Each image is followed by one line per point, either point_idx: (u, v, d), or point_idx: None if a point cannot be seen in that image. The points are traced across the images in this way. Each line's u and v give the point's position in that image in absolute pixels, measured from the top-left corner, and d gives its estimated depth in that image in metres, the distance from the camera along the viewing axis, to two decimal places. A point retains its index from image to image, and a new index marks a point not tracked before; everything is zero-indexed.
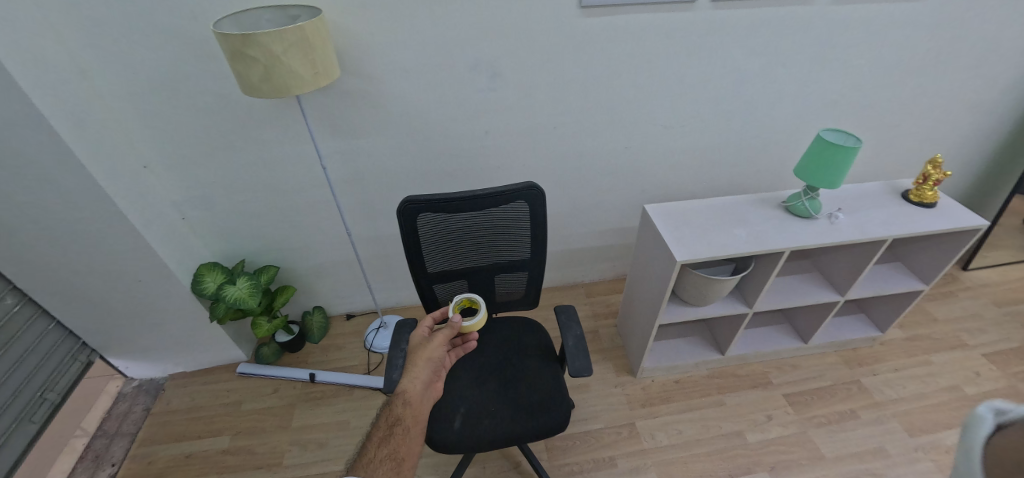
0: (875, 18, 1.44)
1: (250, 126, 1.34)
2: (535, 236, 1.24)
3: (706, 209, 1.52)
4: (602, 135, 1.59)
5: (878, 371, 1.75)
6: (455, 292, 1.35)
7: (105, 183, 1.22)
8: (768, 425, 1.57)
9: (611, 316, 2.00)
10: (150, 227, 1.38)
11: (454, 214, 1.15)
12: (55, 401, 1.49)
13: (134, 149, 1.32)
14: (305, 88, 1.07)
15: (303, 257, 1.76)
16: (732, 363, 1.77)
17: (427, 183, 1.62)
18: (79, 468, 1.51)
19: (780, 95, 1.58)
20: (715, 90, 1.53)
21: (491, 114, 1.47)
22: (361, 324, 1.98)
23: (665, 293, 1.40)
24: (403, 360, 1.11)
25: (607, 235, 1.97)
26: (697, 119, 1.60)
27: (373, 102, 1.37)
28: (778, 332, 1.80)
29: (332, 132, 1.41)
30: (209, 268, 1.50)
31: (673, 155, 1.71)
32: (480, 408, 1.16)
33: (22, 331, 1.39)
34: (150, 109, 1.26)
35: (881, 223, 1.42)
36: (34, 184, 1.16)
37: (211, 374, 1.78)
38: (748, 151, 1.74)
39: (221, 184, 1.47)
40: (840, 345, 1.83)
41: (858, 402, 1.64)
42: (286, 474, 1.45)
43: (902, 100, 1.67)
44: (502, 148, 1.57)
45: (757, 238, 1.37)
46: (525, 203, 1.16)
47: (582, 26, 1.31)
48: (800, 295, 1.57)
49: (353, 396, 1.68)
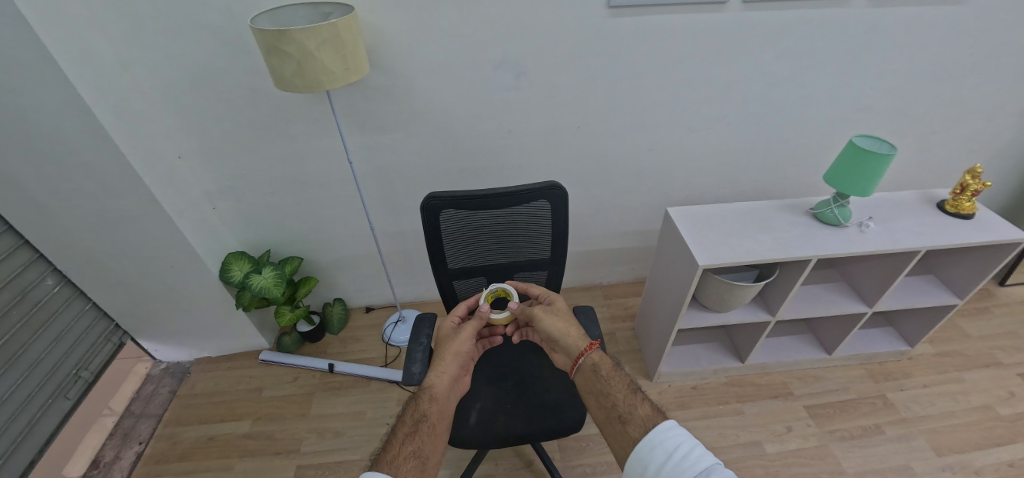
0: (915, 21, 1.39)
1: (280, 121, 1.38)
2: (556, 235, 1.24)
3: (730, 213, 1.50)
4: (625, 136, 1.58)
5: (906, 386, 1.70)
6: (475, 288, 1.36)
7: (142, 172, 1.27)
8: (788, 437, 1.54)
9: (628, 319, 1.99)
10: (184, 216, 1.43)
11: (476, 211, 1.16)
12: (89, 379, 1.54)
13: (169, 140, 1.37)
14: (335, 84, 1.09)
15: (326, 250, 1.79)
16: (751, 372, 1.73)
17: (449, 180, 1.64)
18: (108, 445, 1.57)
19: (811, 99, 1.54)
20: (744, 92, 1.50)
21: (515, 113, 1.47)
22: (379, 317, 2.01)
23: (686, 297, 1.38)
24: (421, 353, 1.10)
25: (627, 237, 1.96)
26: (724, 123, 1.58)
27: (399, 99, 1.39)
28: (800, 343, 1.76)
29: (358, 128, 1.44)
30: (236, 258, 1.55)
31: (697, 158, 1.68)
32: (496, 405, 1.16)
33: (60, 311, 1.45)
34: (186, 102, 1.31)
35: (914, 233, 1.37)
36: (78, 171, 1.22)
37: (234, 360, 1.83)
38: (776, 156, 1.71)
39: (251, 176, 1.51)
40: (865, 358, 1.77)
41: (883, 418, 1.59)
42: (303, 460, 1.48)
43: (941, 107, 1.61)
44: (524, 147, 1.57)
45: (783, 245, 1.34)
46: (546, 202, 1.17)
47: (610, 26, 1.30)
48: (825, 305, 1.53)
49: (369, 388, 1.71)
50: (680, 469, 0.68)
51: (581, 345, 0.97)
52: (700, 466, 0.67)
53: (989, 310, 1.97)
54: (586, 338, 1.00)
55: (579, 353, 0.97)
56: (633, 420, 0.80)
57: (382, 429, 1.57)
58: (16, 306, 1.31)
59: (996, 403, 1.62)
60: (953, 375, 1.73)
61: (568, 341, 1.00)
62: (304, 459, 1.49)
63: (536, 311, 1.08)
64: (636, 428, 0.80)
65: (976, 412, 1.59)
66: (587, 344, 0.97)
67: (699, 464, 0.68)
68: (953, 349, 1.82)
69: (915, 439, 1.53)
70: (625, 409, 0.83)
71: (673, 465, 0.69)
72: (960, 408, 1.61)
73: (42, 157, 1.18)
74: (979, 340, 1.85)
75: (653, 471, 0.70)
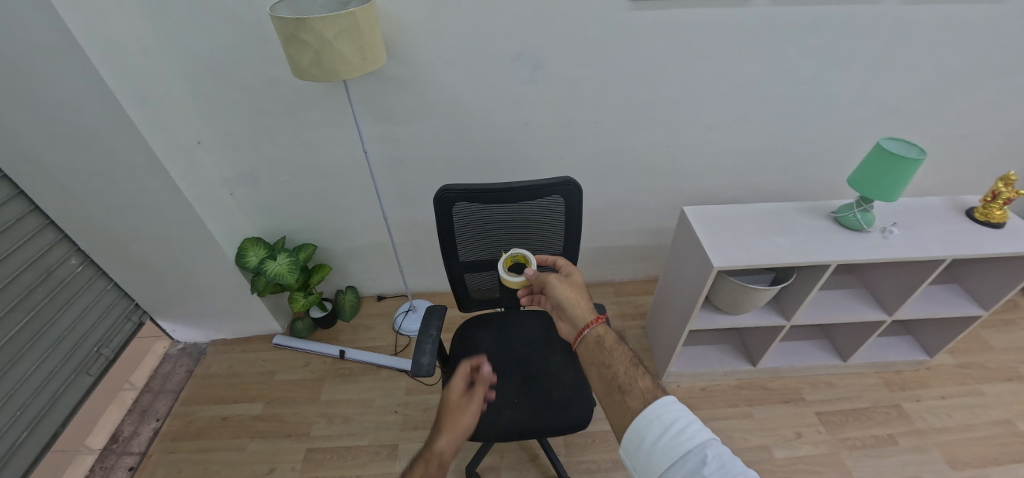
0: (953, 20, 1.32)
1: (297, 109, 1.39)
2: (569, 231, 1.23)
3: (748, 214, 1.47)
4: (642, 133, 1.56)
5: (922, 397, 1.66)
6: (486, 282, 1.36)
7: (163, 156, 1.29)
8: (797, 443, 1.52)
9: (638, 317, 1.97)
10: (202, 201, 1.45)
11: (490, 205, 1.16)
12: (109, 357, 1.59)
13: (189, 126, 1.38)
14: (352, 74, 1.09)
15: (340, 238, 1.81)
16: (763, 376, 1.71)
17: (463, 173, 1.63)
18: (127, 420, 1.62)
19: (837, 99, 1.49)
20: (767, 91, 1.46)
21: (530, 107, 1.46)
22: (390, 306, 2.03)
23: (699, 299, 1.36)
24: (430, 356, 1.08)
25: (641, 235, 1.93)
26: (744, 122, 1.54)
27: (415, 90, 1.38)
28: (815, 348, 1.73)
29: (374, 118, 1.44)
30: (252, 243, 1.58)
31: (716, 157, 1.65)
32: (503, 399, 1.16)
33: (82, 290, 1.50)
34: (205, 89, 1.32)
35: (940, 241, 1.32)
36: (101, 155, 1.25)
37: (249, 343, 1.87)
38: (798, 156, 1.66)
39: (268, 163, 1.52)
40: (882, 366, 1.74)
41: (897, 428, 1.56)
42: (312, 444, 1.51)
43: (975, 110, 1.55)
44: (539, 141, 1.56)
45: (801, 249, 1.31)
46: (560, 198, 1.16)
47: (631, 19, 1.27)
48: (843, 311, 1.50)
49: (379, 376, 1.73)
50: (676, 444, 0.63)
51: (587, 318, 0.91)
52: (698, 442, 0.63)
53: (1014, 322, 1.91)
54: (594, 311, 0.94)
55: (584, 325, 0.91)
56: (633, 391, 0.74)
57: (390, 416, 1.59)
58: (40, 284, 1.37)
59: (1017, 418, 1.57)
60: (973, 387, 1.68)
61: (576, 313, 0.94)
62: (314, 442, 1.52)
63: (551, 280, 1.03)
64: (636, 399, 0.74)
65: (995, 427, 1.55)
66: (594, 318, 0.91)
67: (696, 439, 0.63)
68: (974, 361, 1.77)
69: (929, 450, 1.49)
70: (625, 381, 0.77)
71: (670, 439, 0.64)
72: (978, 421, 1.57)
73: (67, 141, 1.21)
74: (1002, 353, 1.79)
75: (648, 445, 0.66)
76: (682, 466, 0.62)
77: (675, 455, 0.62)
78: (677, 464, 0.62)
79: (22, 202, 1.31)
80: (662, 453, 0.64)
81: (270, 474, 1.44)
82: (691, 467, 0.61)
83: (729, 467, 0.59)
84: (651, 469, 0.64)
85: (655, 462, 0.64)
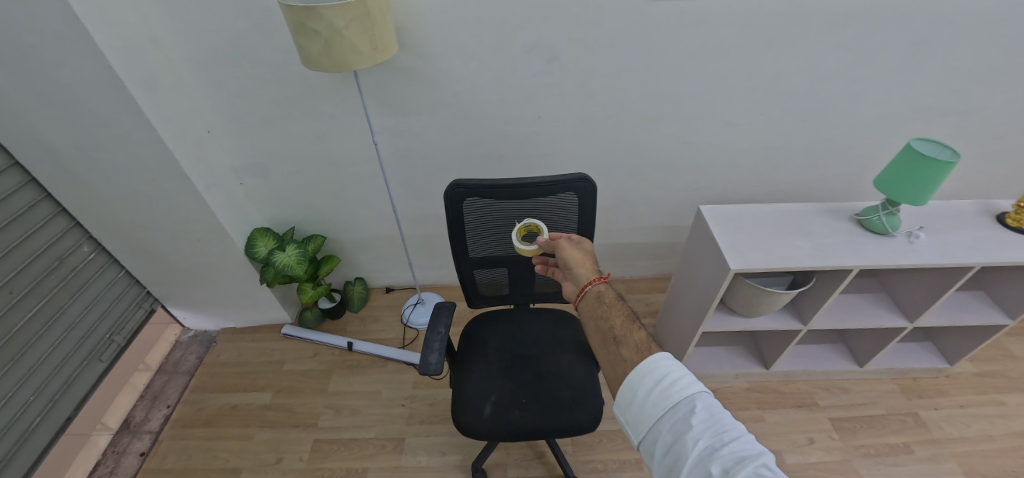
0: (996, 14, 1.25)
1: (307, 99, 1.36)
2: (581, 229, 1.20)
3: (767, 215, 1.42)
4: (659, 129, 1.51)
5: (940, 405, 1.61)
6: (495, 278, 1.34)
7: (172, 146, 1.28)
8: (809, 448, 1.49)
9: (649, 315, 1.95)
10: (211, 191, 1.44)
11: (502, 200, 1.13)
12: (121, 344, 1.61)
13: (199, 114, 1.37)
14: (363, 64, 1.06)
15: (348, 230, 1.80)
16: (775, 379, 1.68)
17: (474, 166, 1.60)
18: (138, 405, 1.64)
19: (865, 96, 1.42)
20: (791, 86, 1.40)
21: (544, 99, 1.41)
22: (398, 298, 2.03)
23: (714, 301, 1.33)
24: (437, 357, 1.06)
25: (654, 233, 1.89)
26: (766, 118, 1.48)
27: (426, 81, 1.35)
28: (830, 352, 1.69)
29: (385, 109, 1.41)
30: (261, 234, 1.57)
31: (735, 154, 1.60)
32: (511, 398, 1.15)
33: (94, 277, 1.51)
34: (215, 77, 1.30)
35: (969, 248, 1.27)
36: (111, 144, 1.24)
37: (258, 333, 1.88)
38: (821, 155, 1.60)
39: (277, 154, 1.51)
40: (899, 372, 1.69)
41: (913, 436, 1.52)
42: (320, 435, 1.52)
43: (1012, 110, 1.47)
44: (552, 135, 1.52)
45: (822, 252, 1.26)
46: (574, 195, 1.13)
47: (652, 10, 1.22)
48: (862, 316, 1.45)
49: (386, 368, 1.73)
50: (667, 397, 0.58)
51: (590, 275, 0.85)
52: (690, 393, 0.58)
53: None
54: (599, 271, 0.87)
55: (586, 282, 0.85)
56: (627, 342, 0.70)
57: (397, 410, 1.59)
58: (53, 272, 1.38)
59: None
60: (993, 396, 1.63)
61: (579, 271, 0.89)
62: (321, 433, 1.52)
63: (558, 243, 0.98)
64: (630, 350, 0.69)
65: (1016, 438, 1.50)
66: (596, 276, 0.85)
67: (689, 391, 0.58)
68: (996, 370, 1.72)
69: (946, 461, 1.46)
70: (620, 333, 0.72)
71: (660, 393, 0.59)
72: (998, 432, 1.52)
73: (77, 129, 1.20)
74: None
75: (638, 401, 0.61)
76: (673, 420, 0.57)
77: (665, 409, 0.58)
78: (667, 417, 0.58)
79: (34, 190, 1.32)
80: (650, 405, 0.59)
81: (278, 463, 1.45)
82: (681, 420, 0.57)
83: (720, 421, 0.55)
84: (639, 422, 0.60)
85: (643, 414, 0.60)
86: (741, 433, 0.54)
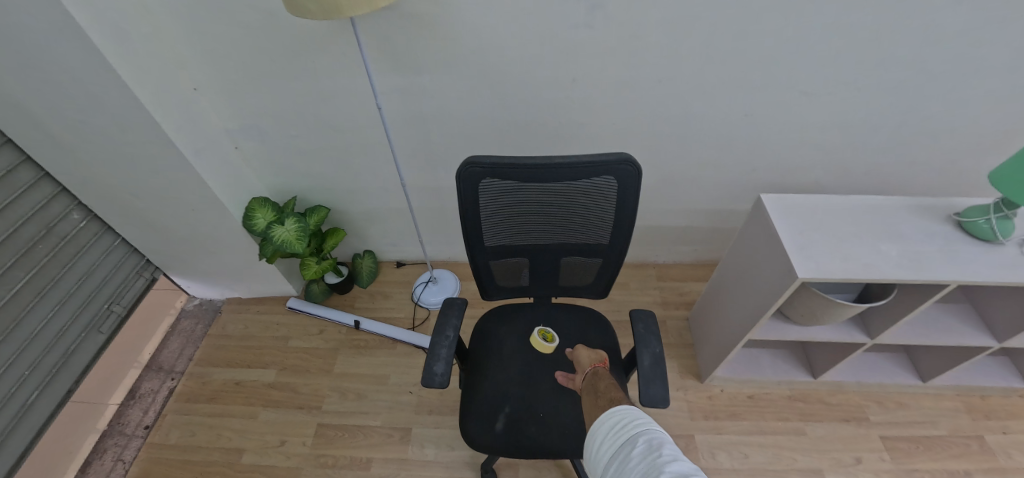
0: None
1: (301, 53, 1.16)
2: (619, 219, 1.00)
3: (842, 209, 1.19)
4: (717, 98, 1.25)
5: (1011, 429, 1.42)
6: (514, 269, 1.17)
7: (152, 107, 1.12)
8: (855, 469, 1.34)
9: (681, 306, 1.77)
10: (201, 157, 1.29)
11: (525, 183, 0.93)
12: (122, 313, 1.56)
13: (183, 69, 1.20)
14: (358, 10, 0.84)
15: (356, 201, 1.65)
16: (821, 388, 1.50)
17: (494, 135, 1.39)
18: (145, 376, 1.62)
19: (989, 66, 1.12)
20: (896, 50, 1.11)
21: (581, 58, 1.17)
22: (409, 273, 1.90)
23: (770, 309, 1.13)
24: (444, 367, 0.92)
25: (695, 216, 1.67)
26: (854, 89, 1.20)
27: (440, 34, 1.12)
28: (888, 363, 1.49)
29: (392, 66, 1.20)
30: (260, 204, 1.41)
31: (806, 131, 1.33)
32: (527, 411, 1.02)
33: (88, 246, 1.43)
34: (195, 25, 1.11)
35: None
36: (82, 102, 1.08)
37: (264, 304, 1.81)
38: (914, 135, 1.32)
39: (273, 115, 1.33)
40: (966, 389, 1.49)
41: (976, 463, 1.35)
42: (324, 419, 1.45)
43: None
44: (587, 101, 1.29)
45: (912, 260, 1.04)
46: (614, 179, 0.92)
47: None
48: (939, 332, 1.24)
49: (395, 351, 1.63)
50: (618, 437, 0.65)
51: (594, 361, 1.01)
52: (637, 431, 0.64)
53: None
54: (602, 355, 1.05)
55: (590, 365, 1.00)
56: (603, 396, 0.84)
57: (405, 397, 1.50)
58: (41, 241, 1.29)
59: None
60: None
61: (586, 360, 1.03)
62: (325, 418, 1.46)
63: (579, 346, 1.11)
64: (604, 401, 0.83)
65: None
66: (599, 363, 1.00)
67: (637, 430, 0.64)
68: None
69: None
70: (602, 390, 0.87)
71: (614, 434, 0.66)
72: None
73: (42, 84, 1.04)
74: None
75: (599, 446, 0.68)
76: (620, 455, 0.63)
77: (614, 447, 0.64)
78: (618, 454, 0.63)
79: (12, 150, 1.19)
80: (605, 446, 0.66)
81: (282, 446, 1.40)
82: (627, 455, 0.62)
83: (659, 449, 0.59)
84: (598, 466, 0.66)
85: (600, 455, 0.66)
86: (675, 456, 0.57)
